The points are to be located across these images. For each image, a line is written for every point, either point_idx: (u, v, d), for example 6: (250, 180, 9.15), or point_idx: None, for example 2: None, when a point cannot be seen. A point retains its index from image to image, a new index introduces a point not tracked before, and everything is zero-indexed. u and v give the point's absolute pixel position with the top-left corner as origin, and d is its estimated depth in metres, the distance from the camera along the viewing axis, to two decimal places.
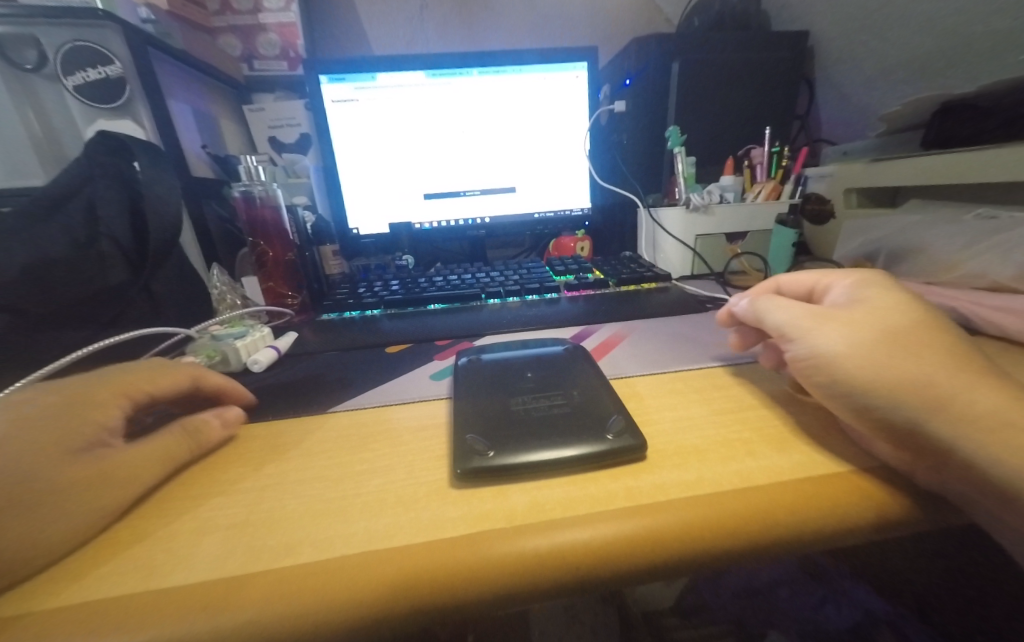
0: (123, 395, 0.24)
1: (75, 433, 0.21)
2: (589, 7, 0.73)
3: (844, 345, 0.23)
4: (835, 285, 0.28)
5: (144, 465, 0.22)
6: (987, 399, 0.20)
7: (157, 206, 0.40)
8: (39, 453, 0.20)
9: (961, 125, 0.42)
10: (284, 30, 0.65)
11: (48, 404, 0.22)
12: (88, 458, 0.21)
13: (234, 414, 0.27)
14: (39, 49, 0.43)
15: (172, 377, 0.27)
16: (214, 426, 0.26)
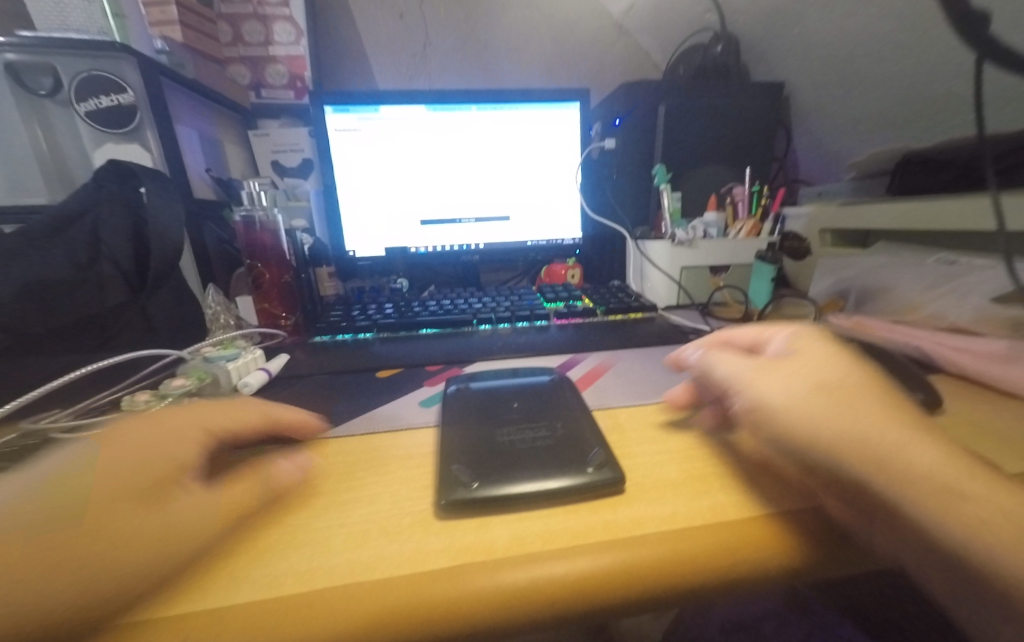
0: (202, 435, 0.24)
1: (149, 476, 0.21)
2: (583, 49, 0.78)
3: (778, 400, 0.24)
4: (777, 340, 0.30)
5: (209, 519, 0.20)
6: (935, 461, 0.20)
7: (160, 229, 0.41)
8: (104, 497, 0.19)
9: (923, 177, 0.46)
10: (292, 62, 0.68)
11: (131, 440, 0.22)
12: (151, 506, 0.20)
13: (303, 463, 0.25)
14: (55, 76, 0.44)
15: (251, 413, 0.27)
16: (281, 473, 0.25)
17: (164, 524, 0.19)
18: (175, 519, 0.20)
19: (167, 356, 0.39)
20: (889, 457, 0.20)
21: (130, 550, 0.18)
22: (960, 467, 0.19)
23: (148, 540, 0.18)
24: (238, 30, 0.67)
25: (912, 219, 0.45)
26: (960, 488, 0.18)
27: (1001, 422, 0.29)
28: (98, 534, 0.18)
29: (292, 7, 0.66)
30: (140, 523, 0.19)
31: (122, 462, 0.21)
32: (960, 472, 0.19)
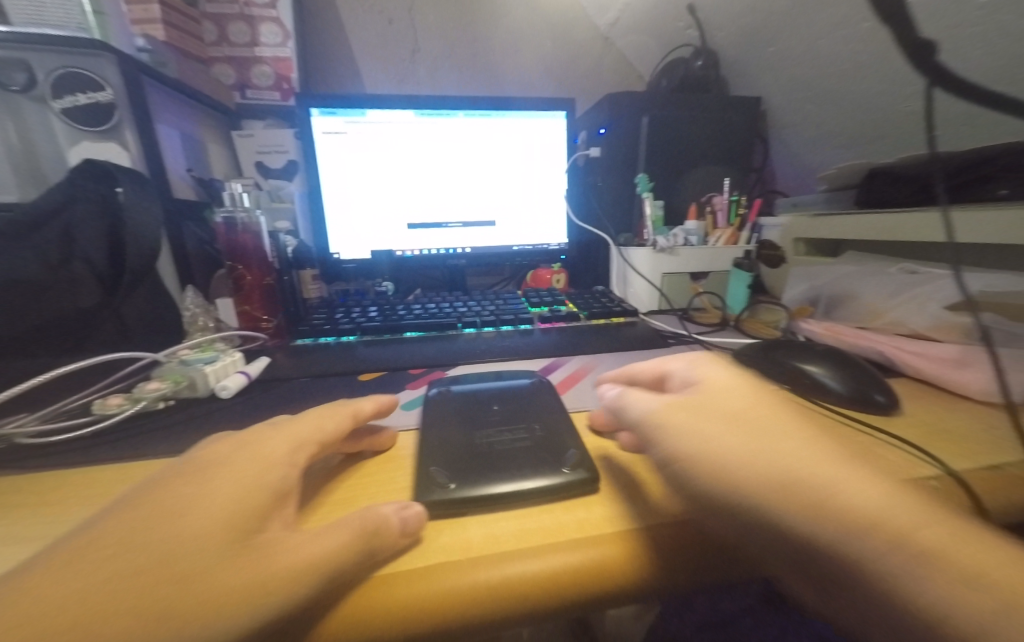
0: (298, 458, 0.22)
1: (249, 506, 0.19)
2: (570, 60, 0.79)
3: (697, 448, 0.22)
4: (679, 372, 0.28)
5: (311, 575, 0.17)
6: (866, 495, 0.19)
7: (137, 230, 0.40)
8: (201, 537, 0.17)
9: (886, 190, 0.48)
10: (278, 64, 0.68)
11: (237, 456, 0.21)
12: (251, 555, 0.17)
13: (416, 515, 0.21)
14: (30, 72, 0.43)
15: (337, 419, 0.26)
16: (391, 523, 0.20)
17: (260, 577, 0.17)
18: (273, 571, 0.17)
19: (142, 359, 0.39)
20: (826, 496, 0.19)
21: (220, 609, 0.16)
22: (901, 501, 0.19)
23: (239, 598, 0.16)
24: (223, 30, 0.67)
25: (876, 231, 0.47)
26: (905, 531, 0.18)
27: (952, 422, 0.31)
28: (191, 582, 0.16)
29: (279, 9, 0.66)
30: (233, 575, 0.17)
31: (227, 489, 0.19)
32: (896, 508, 0.19)
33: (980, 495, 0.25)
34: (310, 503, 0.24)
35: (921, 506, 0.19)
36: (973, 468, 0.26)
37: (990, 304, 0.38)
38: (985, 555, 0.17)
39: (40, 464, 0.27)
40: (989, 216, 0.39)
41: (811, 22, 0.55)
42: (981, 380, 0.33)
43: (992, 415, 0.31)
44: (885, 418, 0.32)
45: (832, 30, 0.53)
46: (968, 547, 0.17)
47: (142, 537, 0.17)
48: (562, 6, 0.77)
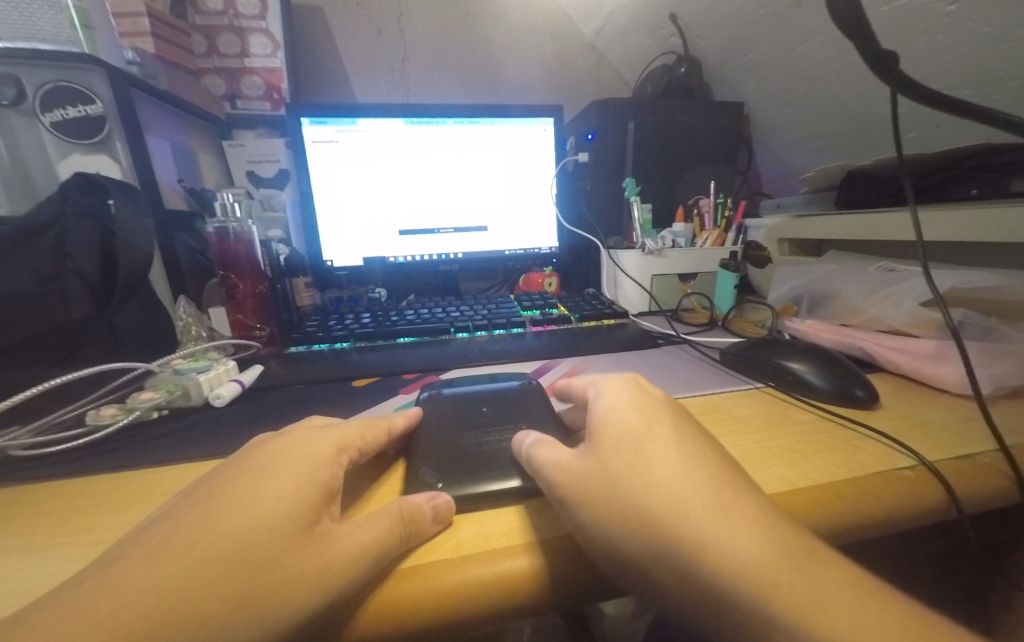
0: (340, 455, 0.24)
1: (305, 501, 0.20)
2: (557, 67, 0.81)
3: (585, 505, 0.22)
4: (594, 399, 0.27)
5: (364, 566, 0.19)
6: (738, 554, 0.19)
7: (129, 241, 0.41)
8: (264, 534, 0.19)
9: (865, 190, 0.50)
10: (269, 74, 0.69)
11: (287, 453, 0.22)
12: (310, 548, 0.19)
13: (445, 505, 0.22)
14: (19, 87, 0.44)
15: (376, 432, 0.27)
16: (427, 517, 0.22)
17: (321, 568, 0.18)
18: (331, 562, 0.19)
19: (135, 369, 0.39)
20: (706, 554, 0.19)
21: (290, 599, 0.18)
22: (779, 555, 0.19)
23: (306, 588, 0.18)
24: (213, 41, 0.67)
25: (856, 231, 0.49)
26: (766, 585, 0.19)
27: (928, 415, 0.32)
28: (259, 574, 0.18)
29: (269, 20, 0.67)
30: (298, 568, 0.18)
31: (280, 486, 0.21)
32: (772, 566, 0.19)
33: (951, 483, 0.26)
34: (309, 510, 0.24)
35: (797, 557, 0.19)
36: (946, 458, 0.27)
37: (963, 299, 0.39)
38: (840, 602, 0.18)
39: (35, 476, 0.27)
40: (959, 218, 0.40)
41: (789, 29, 0.57)
42: (956, 373, 0.34)
43: (966, 407, 0.33)
44: (864, 413, 0.33)
45: (809, 37, 0.55)
46: (827, 602, 0.18)
47: (209, 534, 0.19)
48: (548, 15, 0.78)
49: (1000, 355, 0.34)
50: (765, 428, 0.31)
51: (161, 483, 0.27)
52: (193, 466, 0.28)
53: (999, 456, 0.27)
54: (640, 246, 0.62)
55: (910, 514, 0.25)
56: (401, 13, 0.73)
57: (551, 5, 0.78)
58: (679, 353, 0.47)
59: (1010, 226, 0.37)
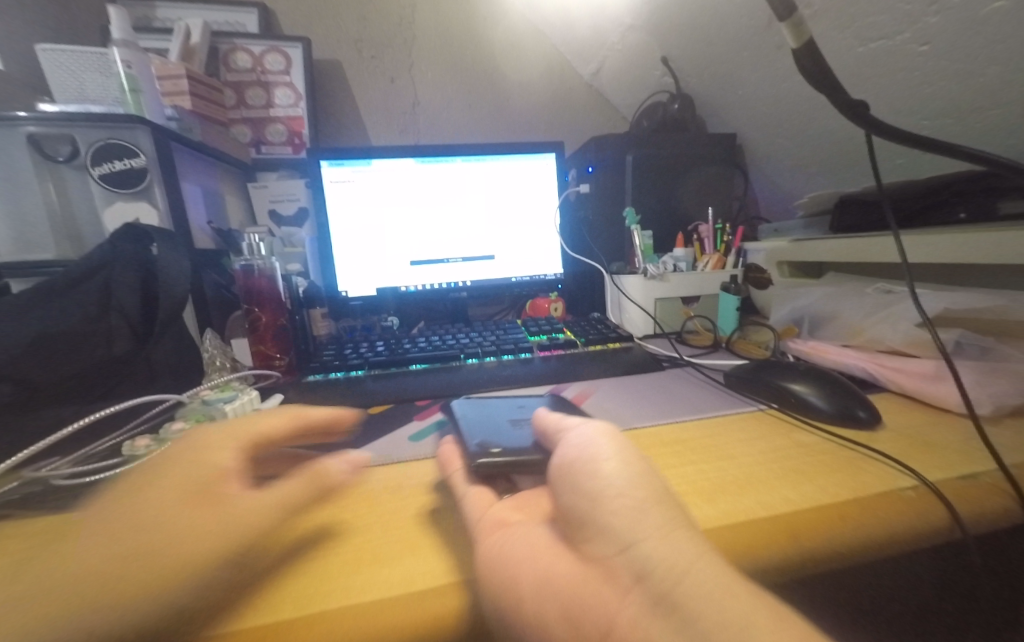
0: (231, 440, 0.25)
1: (200, 481, 0.23)
2: (558, 105, 0.86)
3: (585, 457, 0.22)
4: None
5: (264, 513, 0.22)
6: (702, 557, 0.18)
7: (169, 282, 0.44)
8: (166, 513, 0.21)
9: (857, 214, 0.52)
10: (291, 122, 0.76)
11: (179, 455, 0.25)
12: (209, 511, 0.22)
13: (357, 457, 0.27)
14: (74, 145, 0.49)
15: (281, 419, 0.27)
16: (338, 469, 0.26)
17: (216, 527, 0.21)
18: (223, 523, 0.21)
19: (167, 400, 0.42)
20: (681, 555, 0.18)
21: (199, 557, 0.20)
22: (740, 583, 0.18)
23: (213, 539, 0.20)
24: (241, 95, 0.73)
25: (851, 253, 0.51)
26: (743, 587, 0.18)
27: (929, 436, 0.32)
28: (168, 536, 0.21)
29: (292, 75, 0.74)
30: (203, 526, 0.21)
31: (173, 478, 0.23)
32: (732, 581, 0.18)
33: (952, 502, 0.26)
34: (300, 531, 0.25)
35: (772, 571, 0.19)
36: (948, 477, 0.28)
37: (958, 320, 0.40)
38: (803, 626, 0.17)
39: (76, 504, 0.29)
40: (945, 242, 0.42)
41: (775, 66, 0.60)
42: (954, 393, 0.35)
43: (965, 426, 0.33)
44: (868, 434, 0.34)
45: (794, 75, 0.58)
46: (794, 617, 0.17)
47: (120, 526, 0.21)
48: (547, 57, 0.83)
49: (997, 374, 0.35)
50: (771, 451, 0.32)
51: None
52: None
53: (1000, 475, 0.28)
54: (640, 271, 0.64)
55: (914, 533, 0.25)
56: (412, 63, 0.79)
57: (550, 50, 0.83)
58: (683, 376, 0.49)
59: (996, 248, 0.38)
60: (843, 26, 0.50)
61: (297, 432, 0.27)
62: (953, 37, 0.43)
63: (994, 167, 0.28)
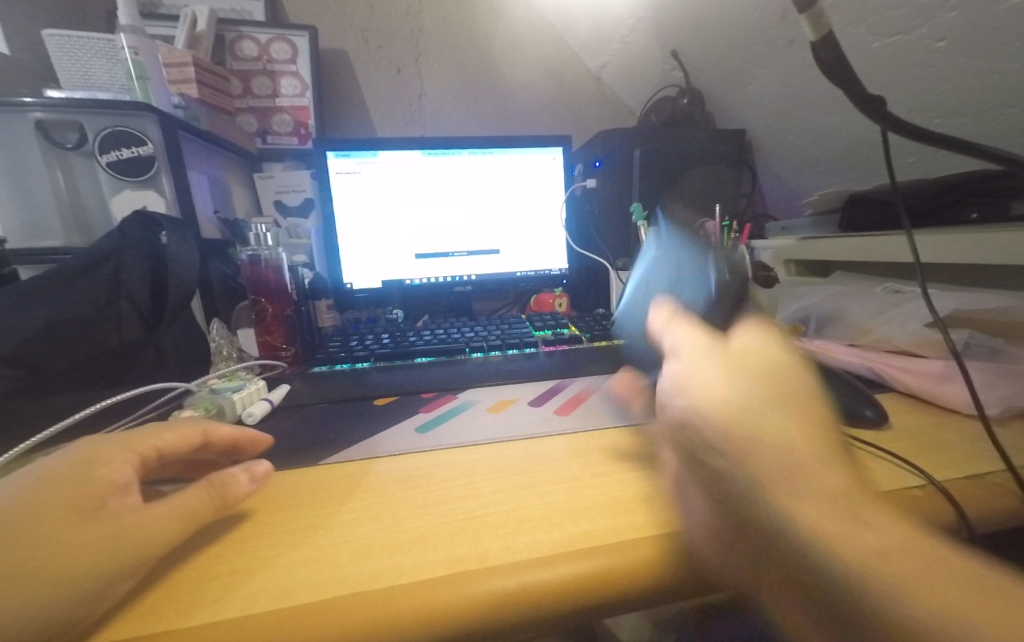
0: (128, 454, 0.25)
1: (92, 492, 0.22)
2: (565, 99, 0.85)
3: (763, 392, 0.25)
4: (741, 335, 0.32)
5: (164, 527, 0.22)
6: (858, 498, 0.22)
7: (177, 270, 0.44)
8: (57, 521, 0.21)
9: (867, 213, 0.52)
10: (297, 112, 0.75)
11: (64, 464, 0.23)
12: (110, 522, 0.21)
13: (262, 469, 0.28)
14: (81, 132, 0.49)
15: (185, 434, 0.28)
16: (242, 482, 0.27)
17: (122, 537, 0.21)
18: (130, 533, 0.21)
19: (176, 389, 0.42)
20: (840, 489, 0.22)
21: (111, 566, 0.20)
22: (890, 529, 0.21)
23: (105, 548, 0.20)
24: (248, 84, 0.73)
25: (860, 252, 0.50)
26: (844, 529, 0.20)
27: (937, 436, 0.33)
28: (42, 544, 0.20)
29: (298, 65, 0.74)
30: (90, 536, 0.21)
31: (56, 485, 0.22)
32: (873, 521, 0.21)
33: (961, 502, 0.26)
34: (305, 527, 0.26)
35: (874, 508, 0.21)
36: (955, 477, 0.28)
37: (967, 320, 0.40)
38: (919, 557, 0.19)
39: None
40: (956, 241, 0.42)
41: (787, 62, 0.60)
42: (963, 393, 0.35)
43: (975, 428, 0.33)
44: (874, 433, 0.34)
45: (807, 71, 0.58)
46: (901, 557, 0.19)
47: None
48: (555, 51, 0.83)
49: (1007, 375, 0.35)
50: None
51: None
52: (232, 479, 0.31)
53: (1006, 476, 0.28)
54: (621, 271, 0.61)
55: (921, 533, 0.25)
56: (418, 54, 0.78)
57: (558, 42, 0.82)
58: None
59: (1009, 249, 0.38)
60: (858, 21, 0.49)
61: (190, 449, 0.29)
62: (970, 33, 0.43)
63: (1012, 165, 0.27)
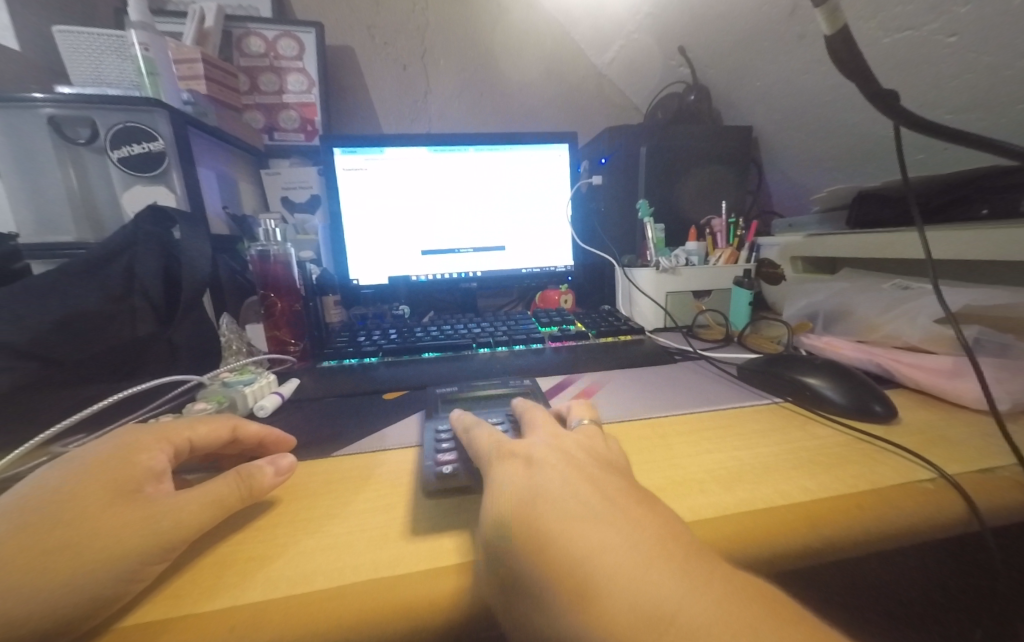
0: (162, 445, 0.27)
1: (127, 479, 0.24)
2: (571, 95, 0.85)
3: (515, 462, 0.26)
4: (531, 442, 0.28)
5: (192, 514, 0.23)
6: (610, 529, 0.22)
7: (189, 264, 0.45)
8: (92, 502, 0.22)
9: (876, 210, 0.52)
10: (304, 108, 0.75)
11: (102, 452, 0.25)
12: (141, 506, 0.22)
13: (286, 462, 0.28)
14: (92, 128, 0.49)
15: (214, 427, 0.30)
16: (267, 473, 0.27)
17: (148, 520, 0.22)
18: (156, 516, 0.22)
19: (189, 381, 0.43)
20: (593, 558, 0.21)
21: (140, 546, 0.21)
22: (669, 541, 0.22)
23: (134, 532, 0.21)
24: (255, 80, 0.73)
25: (869, 249, 0.50)
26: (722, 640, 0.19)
27: (947, 431, 0.33)
28: (79, 525, 0.21)
29: (305, 61, 0.74)
30: (121, 521, 0.21)
31: (93, 470, 0.24)
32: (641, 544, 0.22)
33: (972, 496, 0.26)
34: (323, 513, 0.27)
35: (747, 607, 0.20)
36: (965, 471, 0.28)
37: (978, 316, 0.40)
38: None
39: None
40: (966, 238, 0.42)
41: (795, 58, 0.60)
42: (973, 389, 0.35)
43: (984, 423, 0.33)
44: (884, 428, 0.34)
45: (815, 66, 0.58)
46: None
47: (24, 510, 0.21)
48: (562, 46, 0.82)
49: (1017, 372, 0.35)
50: (787, 441, 0.32)
51: None
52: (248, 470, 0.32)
53: (1018, 470, 0.28)
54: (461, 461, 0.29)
55: (932, 526, 0.26)
56: (424, 51, 0.78)
57: (564, 37, 0.82)
58: (696, 368, 0.49)
59: (1020, 245, 0.38)
60: (868, 16, 0.49)
61: (220, 443, 0.30)
62: (982, 28, 0.43)
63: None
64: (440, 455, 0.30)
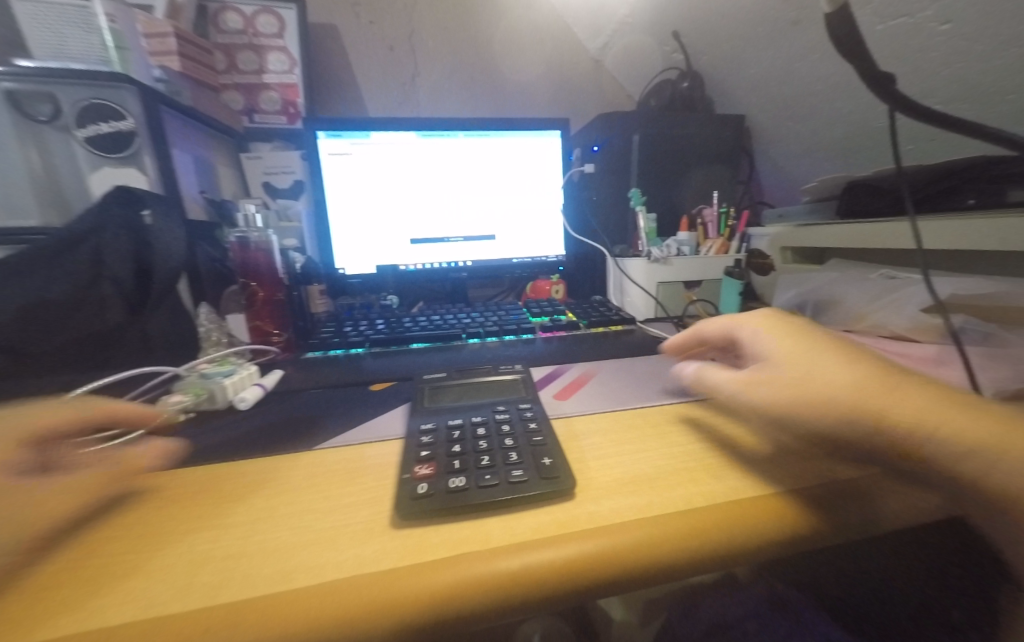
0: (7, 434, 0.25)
1: None
2: (563, 82, 0.83)
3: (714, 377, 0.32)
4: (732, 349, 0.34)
5: (53, 505, 0.23)
6: (809, 369, 0.27)
7: (164, 252, 0.43)
8: None
9: (864, 200, 0.52)
10: (285, 89, 0.72)
11: None
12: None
13: (156, 446, 0.29)
14: (55, 104, 0.46)
15: (72, 411, 0.28)
16: (139, 458, 0.28)
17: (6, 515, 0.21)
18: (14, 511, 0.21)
19: (165, 372, 0.41)
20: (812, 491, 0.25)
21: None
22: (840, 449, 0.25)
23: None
24: (232, 58, 0.70)
25: (856, 239, 0.51)
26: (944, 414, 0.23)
27: None
28: None
29: (286, 39, 0.71)
30: None
31: None
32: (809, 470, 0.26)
33: None
34: (305, 506, 0.26)
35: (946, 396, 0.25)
36: None
37: (965, 306, 0.41)
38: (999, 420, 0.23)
39: None
40: (954, 227, 0.42)
41: (788, 45, 0.59)
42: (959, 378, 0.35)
43: None
44: None
45: (808, 53, 0.58)
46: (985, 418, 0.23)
47: None
48: (554, 30, 0.81)
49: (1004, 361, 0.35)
50: None
51: (199, 480, 0.29)
52: (226, 464, 0.30)
53: None
54: (439, 475, 0.27)
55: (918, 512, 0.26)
56: (411, 31, 0.76)
57: (557, 21, 0.80)
58: None
59: (1005, 235, 0.38)
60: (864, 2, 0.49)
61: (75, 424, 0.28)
62: (977, 15, 0.43)
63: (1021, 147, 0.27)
64: (418, 467, 0.27)
